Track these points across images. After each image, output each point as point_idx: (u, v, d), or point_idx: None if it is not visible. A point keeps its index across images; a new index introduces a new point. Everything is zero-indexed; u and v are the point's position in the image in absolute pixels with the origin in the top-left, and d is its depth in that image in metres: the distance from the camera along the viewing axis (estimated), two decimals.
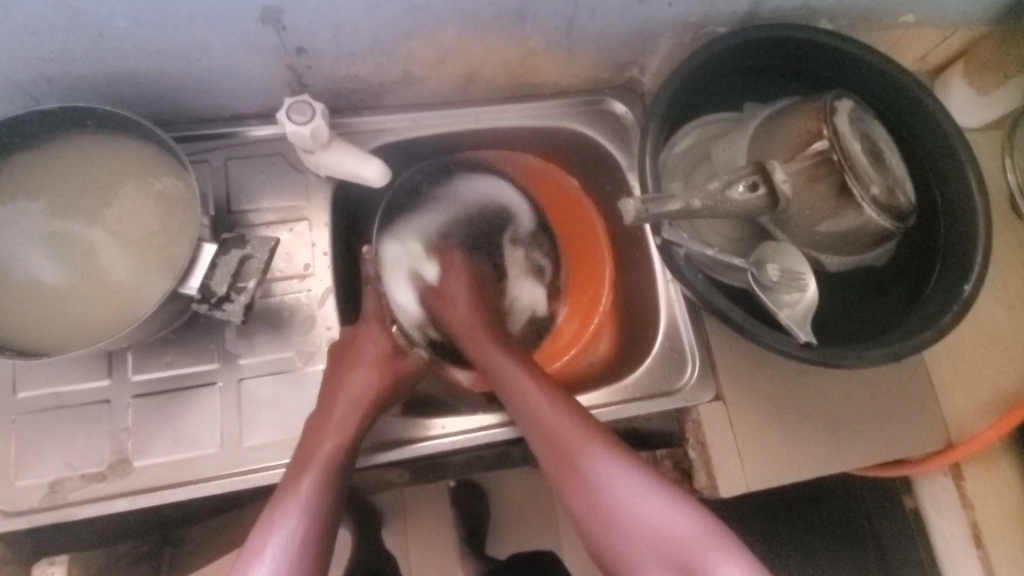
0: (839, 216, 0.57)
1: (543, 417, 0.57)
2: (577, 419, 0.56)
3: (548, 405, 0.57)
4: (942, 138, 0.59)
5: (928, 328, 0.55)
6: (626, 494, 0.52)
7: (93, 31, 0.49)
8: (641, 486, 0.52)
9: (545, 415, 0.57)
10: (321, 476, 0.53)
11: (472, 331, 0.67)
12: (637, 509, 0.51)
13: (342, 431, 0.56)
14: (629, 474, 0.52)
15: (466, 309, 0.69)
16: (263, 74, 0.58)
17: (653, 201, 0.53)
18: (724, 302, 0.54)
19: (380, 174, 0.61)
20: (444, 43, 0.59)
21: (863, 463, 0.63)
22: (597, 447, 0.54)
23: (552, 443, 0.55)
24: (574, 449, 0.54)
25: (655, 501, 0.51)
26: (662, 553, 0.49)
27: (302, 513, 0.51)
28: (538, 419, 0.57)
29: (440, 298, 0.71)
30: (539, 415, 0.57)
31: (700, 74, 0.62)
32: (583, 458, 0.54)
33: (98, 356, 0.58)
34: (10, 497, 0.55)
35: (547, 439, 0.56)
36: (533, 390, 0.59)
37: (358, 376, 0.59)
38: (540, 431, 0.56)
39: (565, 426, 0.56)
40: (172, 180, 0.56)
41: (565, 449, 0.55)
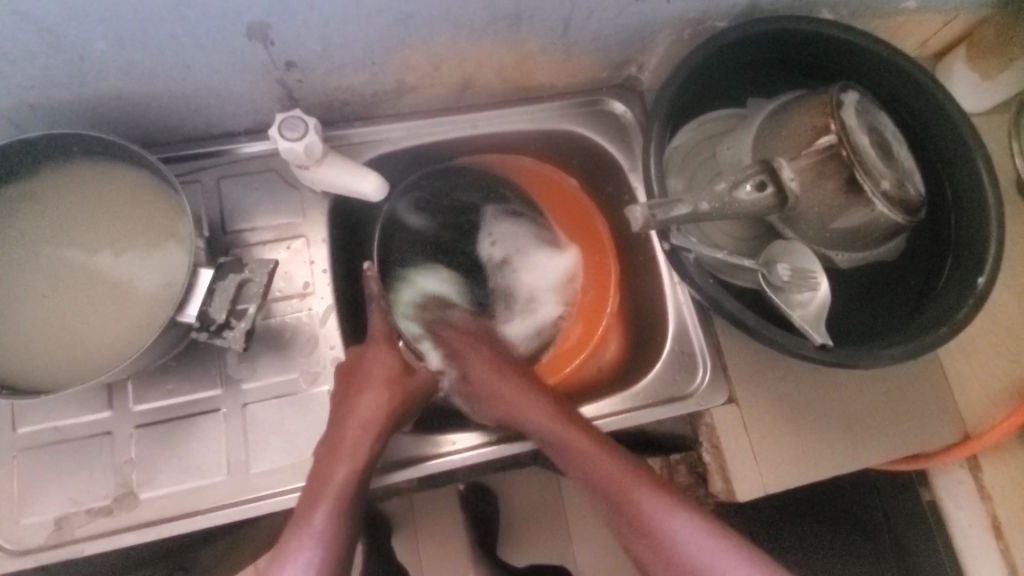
0: (849, 212, 0.56)
1: (604, 477, 0.55)
2: (635, 475, 0.54)
3: (609, 463, 0.55)
4: (950, 126, 0.58)
5: (944, 324, 0.54)
6: (693, 548, 0.50)
7: (74, 55, 0.47)
8: (705, 540, 0.50)
9: (608, 474, 0.55)
10: (333, 506, 0.52)
11: (500, 385, 0.63)
12: (708, 563, 0.49)
13: (354, 457, 0.54)
14: (693, 529, 0.51)
15: (474, 350, 0.68)
16: (252, 90, 0.57)
17: (660, 206, 0.52)
18: (736, 306, 0.52)
19: (377, 188, 0.60)
20: (438, 49, 0.57)
21: (880, 460, 0.63)
22: (658, 503, 0.53)
23: (616, 504, 0.54)
24: (636, 507, 0.53)
25: (718, 552, 0.50)
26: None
27: (320, 545, 0.50)
28: (597, 476, 0.55)
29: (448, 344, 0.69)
30: (599, 473, 0.55)
31: (701, 72, 0.60)
32: (648, 517, 0.52)
33: (97, 388, 0.56)
34: (14, 536, 0.54)
35: (613, 501, 0.54)
36: (589, 448, 0.57)
37: (368, 400, 0.57)
38: (605, 491, 0.55)
39: (624, 484, 0.54)
40: (167, 205, 0.55)
41: (624, 500, 0.53)
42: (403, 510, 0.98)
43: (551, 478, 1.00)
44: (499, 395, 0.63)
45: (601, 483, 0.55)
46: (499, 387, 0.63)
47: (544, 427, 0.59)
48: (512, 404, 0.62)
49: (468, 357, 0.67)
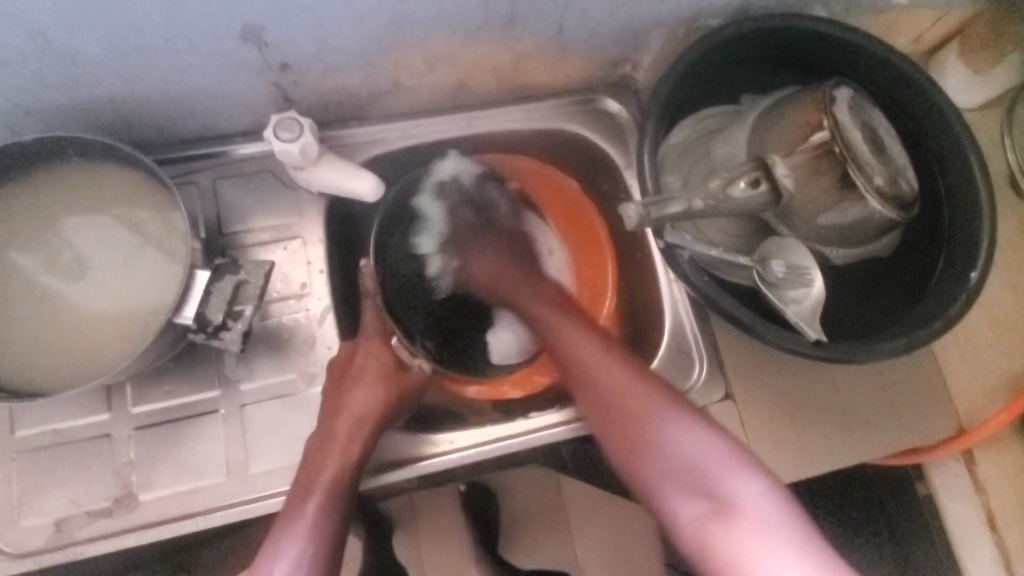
0: (843, 208, 0.56)
1: (578, 352, 0.57)
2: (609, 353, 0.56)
3: (581, 337, 0.58)
4: (943, 122, 0.58)
5: (936, 319, 0.54)
6: (654, 419, 0.51)
7: (68, 58, 0.47)
8: (669, 415, 0.51)
9: (580, 348, 0.57)
10: (326, 502, 0.52)
11: (505, 279, 0.67)
12: (665, 434, 0.50)
13: (346, 451, 0.55)
14: (657, 403, 0.51)
15: (489, 254, 0.69)
16: (247, 92, 0.57)
17: (654, 204, 0.53)
18: (731, 302, 0.53)
19: (373, 188, 0.60)
20: (432, 50, 0.57)
21: (876, 454, 0.63)
22: (628, 380, 0.53)
23: (583, 373, 0.55)
24: (603, 379, 0.54)
25: (678, 424, 0.50)
26: (680, 474, 0.48)
27: (310, 536, 0.50)
28: (570, 351, 0.57)
29: (468, 246, 0.70)
30: (573, 348, 0.57)
31: (696, 70, 0.60)
32: (614, 390, 0.53)
33: (96, 391, 0.56)
34: (15, 539, 0.54)
35: (581, 374, 0.55)
36: (568, 326, 0.59)
37: (360, 395, 0.57)
38: (575, 365, 0.56)
39: (595, 357, 0.56)
40: (161, 206, 0.55)
41: (597, 383, 0.54)
42: (403, 509, 0.98)
43: (550, 476, 1.01)
44: (500, 285, 0.67)
45: (574, 358, 0.57)
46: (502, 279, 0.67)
47: (539, 314, 0.62)
48: (515, 294, 0.65)
49: (479, 251, 0.69)
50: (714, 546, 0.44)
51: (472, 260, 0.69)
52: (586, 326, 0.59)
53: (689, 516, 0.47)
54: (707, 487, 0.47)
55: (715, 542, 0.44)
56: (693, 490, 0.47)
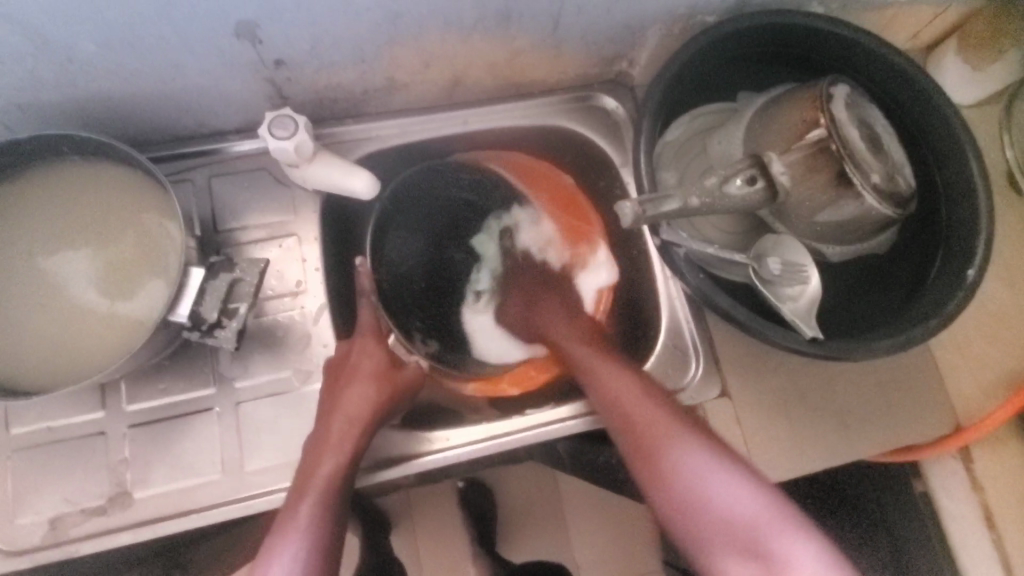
0: (839, 205, 0.56)
1: (621, 396, 0.57)
2: (653, 400, 0.56)
3: (624, 380, 0.58)
4: (939, 119, 0.58)
5: (933, 316, 0.54)
6: (701, 473, 0.51)
7: (62, 56, 0.47)
8: (714, 466, 0.51)
9: (616, 389, 0.58)
10: (320, 501, 0.52)
11: (542, 315, 0.68)
12: (714, 488, 0.50)
13: (340, 450, 0.54)
14: (703, 453, 0.52)
15: (525, 294, 0.71)
16: (242, 89, 0.57)
17: (649, 202, 0.52)
18: (727, 300, 0.52)
19: (369, 186, 0.60)
20: (428, 47, 0.57)
21: (872, 452, 0.63)
22: (673, 429, 0.54)
23: (628, 421, 0.56)
24: (648, 428, 0.54)
25: (725, 476, 0.51)
26: (727, 531, 0.49)
27: (304, 540, 0.50)
28: (613, 395, 0.57)
29: (508, 288, 0.72)
30: (616, 393, 0.57)
31: (692, 67, 0.60)
32: (660, 439, 0.53)
33: (90, 388, 0.56)
34: (10, 536, 0.54)
35: (624, 422, 0.56)
36: (609, 368, 0.59)
37: (354, 396, 0.57)
38: (618, 411, 0.56)
39: (640, 404, 0.56)
40: (156, 204, 0.55)
41: (637, 428, 0.55)
42: (401, 507, 0.98)
43: (549, 474, 1.01)
44: (535, 307, 0.69)
45: (617, 404, 0.57)
46: (538, 305, 0.69)
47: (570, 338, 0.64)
48: (546, 322, 0.67)
49: (512, 287, 0.72)
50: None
51: (511, 294, 0.72)
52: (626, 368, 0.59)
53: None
54: (759, 543, 0.47)
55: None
56: (745, 545, 0.48)
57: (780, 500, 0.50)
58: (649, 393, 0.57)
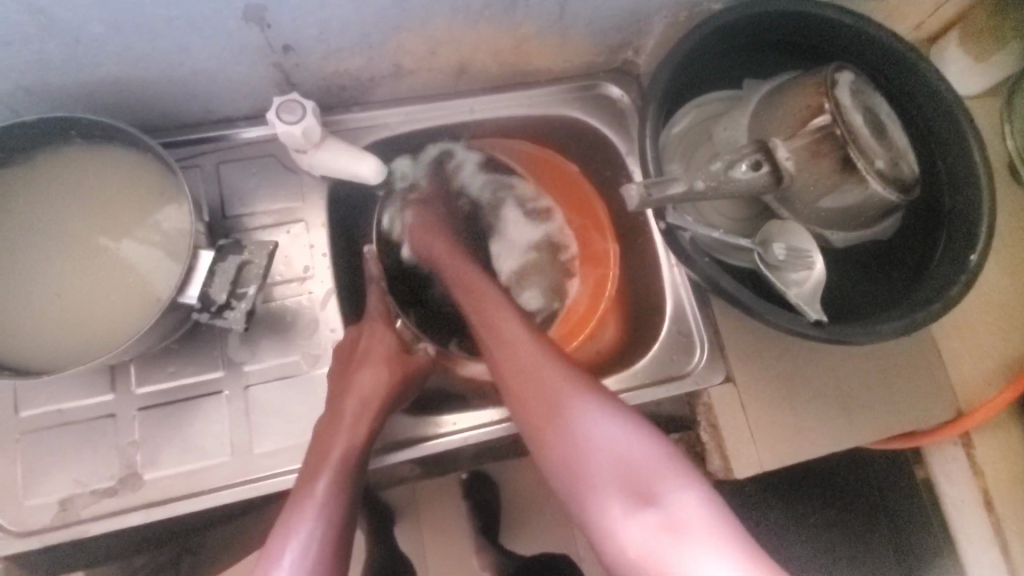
0: (843, 191, 0.57)
1: (513, 345, 0.57)
2: (552, 360, 0.55)
3: (516, 330, 0.58)
4: (942, 107, 0.58)
5: (938, 299, 0.55)
6: (584, 419, 0.51)
7: (70, 38, 0.47)
8: (606, 419, 0.51)
9: (500, 324, 0.59)
10: (334, 480, 0.52)
11: (444, 252, 0.67)
12: (604, 442, 0.50)
13: (354, 431, 0.55)
14: (595, 407, 0.52)
15: (437, 231, 0.69)
16: (251, 75, 0.57)
17: (655, 184, 0.52)
18: (733, 283, 0.53)
19: (376, 172, 0.60)
20: (435, 34, 0.58)
21: (874, 437, 0.64)
22: (569, 385, 0.53)
23: (527, 380, 0.55)
24: (533, 372, 0.55)
25: (617, 429, 0.50)
26: (618, 477, 0.48)
27: (320, 520, 0.50)
28: (510, 353, 0.57)
29: (424, 218, 0.70)
30: (510, 351, 0.57)
31: (698, 54, 0.60)
32: (558, 395, 0.53)
33: (100, 371, 0.57)
34: (20, 518, 0.54)
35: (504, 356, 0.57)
36: (503, 314, 0.60)
37: (365, 381, 0.57)
38: (511, 363, 0.56)
39: (537, 361, 0.55)
40: (164, 187, 0.55)
41: (519, 359, 0.56)
42: (405, 499, 0.99)
43: None
44: (437, 254, 0.68)
45: (511, 360, 0.56)
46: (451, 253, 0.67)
47: (488, 297, 0.62)
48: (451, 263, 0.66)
49: (427, 206, 0.72)
50: (660, 556, 0.44)
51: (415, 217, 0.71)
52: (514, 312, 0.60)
53: (632, 524, 0.46)
54: (649, 494, 0.47)
55: (661, 553, 0.44)
56: (635, 498, 0.47)
57: (666, 448, 0.50)
58: (544, 350, 0.56)
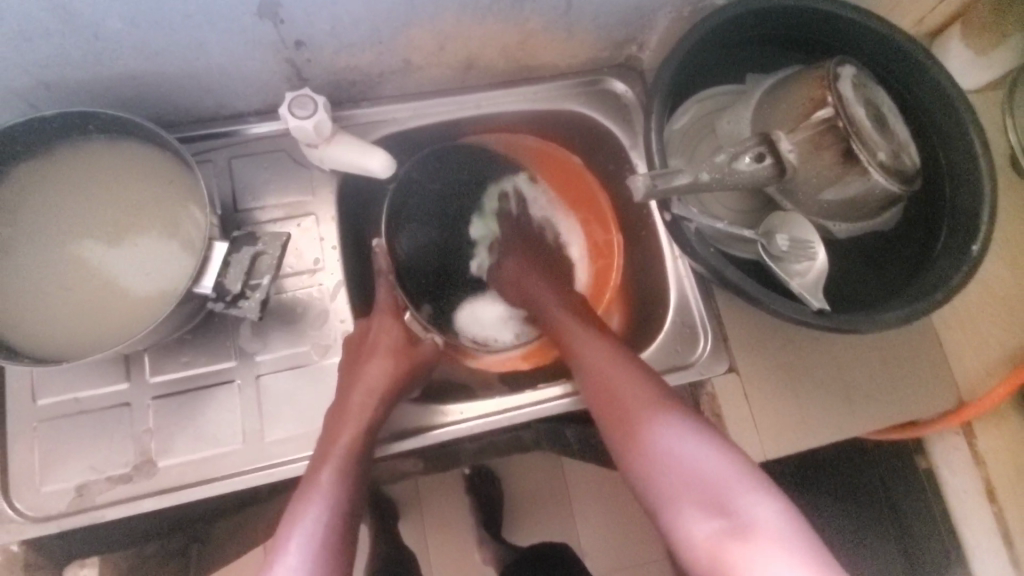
0: (845, 183, 0.58)
1: (594, 362, 0.57)
2: (627, 368, 0.55)
3: (595, 347, 0.58)
4: (943, 99, 0.59)
5: (939, 289, 0.55)
6: (655, 430, 0.49)
7: (90, 33, 0.48)
8: (679, 429, 0.49)
9: (580, 341, 0.59)
10: (338, 468, 0.53)
11: (530, 279, 0.69)
12: (677, 450, 0.48)
13: (359, 421, 0.56)
14: (668, 414, 0.50)
15: (523, 263, 0.72)
16: (263, 71, 0.58)
17: (661, 176, 0.53)
18: (737, 274, 0.53)
19: (386, 165, 0.61)
20: (444, 29, 0.59)
21: (876, 427, 0.65)
22: (644, 394, 0.52)
23: (607, 394, 0.54)
24: (613, 385, 0.54)
25: (690, 438, 0.48)
26: (689, 487, 0.46)
27: (326, 509, 0.50)
28: (590, 362, 0.57)
29: (508, 253, 0.73)
30: (590, 361, 0.57)
31: (702, 48, 0.61)
32: (633, 408, 0.52)
33: (114, 361, 0.58)
34: (37, 503, 0.55)
35: (589, 373, 0.57)
36: (585, 334, 0.60)
37: (371, 377, 0.58)
38: (593, 378, 0.56)
39: (616, 375, 0.55)
40: (179, 181, 0.56)
41: (599, 374, 0.56)
42: (410, 493, 1.00)
43: (555, 461, 1.02)
44: (512, 277, 0.71)
45: (591, 371, 0.56)
46: (519, 275, 0.70)
47: (555, 316, 0.64)
48: (533, 290, 0.68)
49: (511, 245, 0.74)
50: (729, 565, 0.41)
51: (503, 257, 0.73)
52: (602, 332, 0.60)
53: (704, 534, 0.44)
54: (722, 504, 0.44)
55: (730, 564, 0.41)
56: (708, 508, 0.45)
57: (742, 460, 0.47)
58: (623, 359, 0.56)
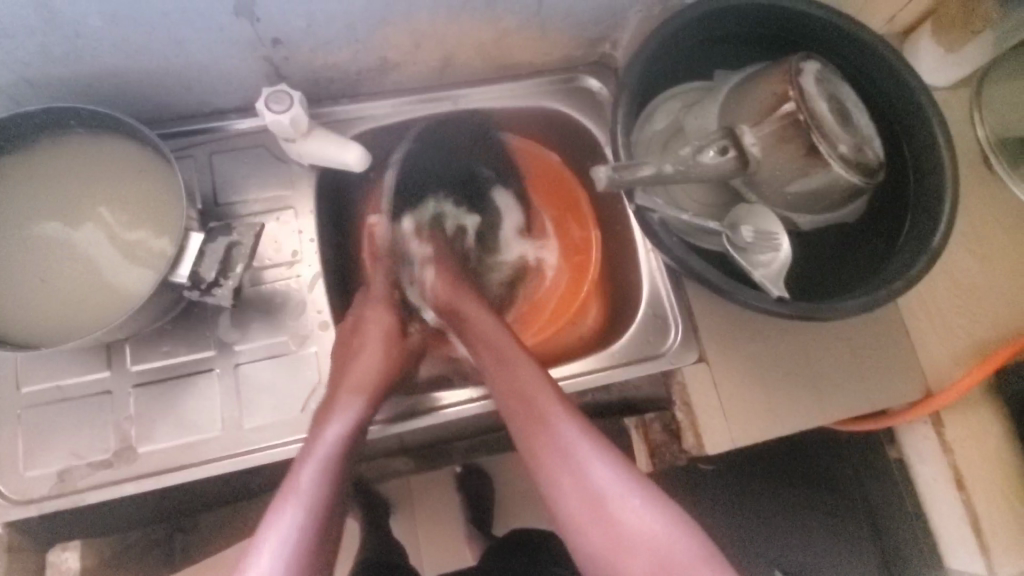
0: (808, 175, 0.59)
1: (526, 393, 0.58)
2: (576, 426, 0.55)
3: (528, 377, 0.58)
4: (907, 93, 0.60)
5: (900, 278, 0.57)
6: (621, 506, 0.52)
7: (70, 31, 0.50)
8: (642, 506, 0.52)
9: (511, 365, 0.60)
10: (322, 468, 0.53)
11: (464, 295, 0.68)
12: (635, 530, 0.51)
13: (343, 420, 0.57)
14: (629, 488, 0.53)
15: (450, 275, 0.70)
16: (243, 69, 0.60)
17: (624, 167, 0.55)
18: (701, 263, 0.55)
19: (359, 159, 0.62)
20: (418, 26, 0.60)
21: (844, 415, 0.66)
22: (593, 455, 0.54)
23: (545, 437, 0.56)
24: (548, 428, 0.56)
25: (650, 514, 0.52)
26: (650, 563, 0.51)
27: (308, 511, 0.51)
28: (532, 408, 0.57)
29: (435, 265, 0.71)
30: (534, 408, 0.57)
31: (671, 45, 0.63)
32: (585, 470, 0.54)
33: (97, 349, 0.59)
34: (19, 487, 0.57)
35: (515, 400, 0.58)
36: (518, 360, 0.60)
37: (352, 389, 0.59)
38: (523, 412, 0.57)
39: (551, 417, 0.56)
40: (159, 175, 0.58)
41: (529, 405, 0.57)
42: (400, 490, 1.01)
43: None
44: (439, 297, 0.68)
45: (536, 420, 0.56)
46: (452, 291, 0.68)
47: (484, 336, 0.63)
48: (464, 306, 0.66)
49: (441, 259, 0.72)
50: None
51: (428, 267, 0.71)
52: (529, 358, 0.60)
53: None
54: None
55: None
56: None
57: (697, 536, 0.52)
58: (575, 416, 0.56)
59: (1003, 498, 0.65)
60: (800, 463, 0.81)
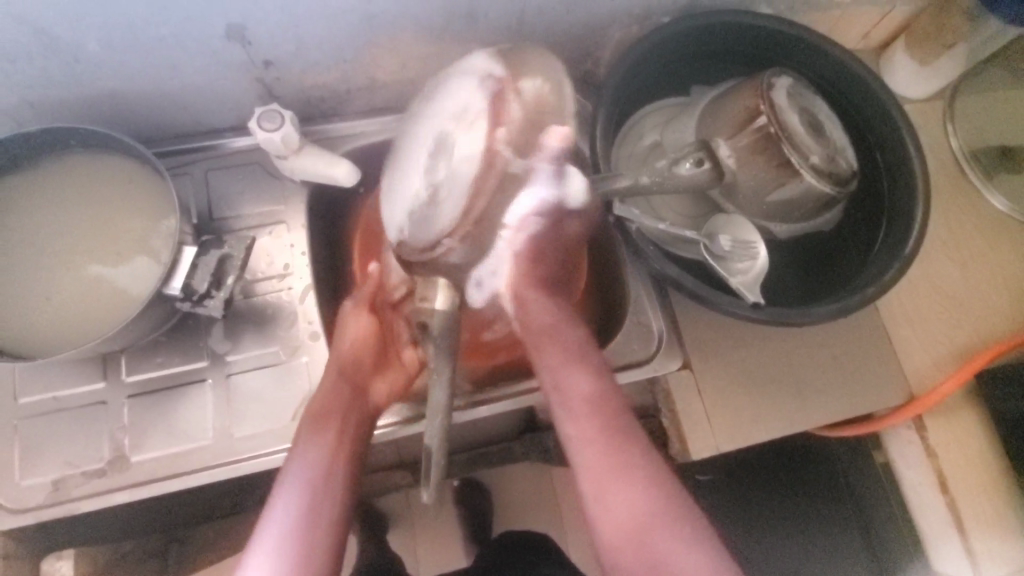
0: (783, 186, 0.61)
1: (586, 406, 0.53)
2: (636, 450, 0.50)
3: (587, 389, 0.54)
4: (878, 105, 0.62)
5: (873, 283, 0.58)
6: (661, 533, 0.47)
7: (70, 56, 0.53)
8: (686, 540, 0.46)
9: (569, 373, 0.55)
10: (313, 423, 0.53)
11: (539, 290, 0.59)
12: (677, 558, 0.45)
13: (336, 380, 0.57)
14: (676, 520, 0.47)
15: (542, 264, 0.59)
16: (236, 89, 0.63)
17: (601, 179, 0.56)
18: (676, 270, 0.56)
19: (349, 174, 0.65)
20: (403, 47, 0.63)
21: (826, 421, 0.67)
22: (644, 479, 0.49)
23: (600, 449, 0.50)
24: (606, 444, 0.51)
25: (692, 544, 0.46)
26: None
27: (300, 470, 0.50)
28: (600, 418, 0.52)
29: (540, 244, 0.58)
30: (602, 419, 0.52)
31: (649, 64, 0.65)
32: (634, 490, 0.48)
33: (93, 361, 0.61)
34: (14, 497, 0.58)
35: (574, 411, 0.53)
36: (579, 369, 0.55)
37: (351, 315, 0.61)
38: (582, 425, 0.52)
39: (609, 433, 0.51)
40: (154, 190, 0.60)
41: (585, 417, 0.52)
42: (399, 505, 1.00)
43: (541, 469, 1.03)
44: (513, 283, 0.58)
45: (601, 430, 0.51)
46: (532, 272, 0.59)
47: (541, 333, 0.58)
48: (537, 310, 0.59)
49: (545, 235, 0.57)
50: None
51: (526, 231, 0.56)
52: (597, 371, 0.55)
53: None
54: None
55: None
56: None
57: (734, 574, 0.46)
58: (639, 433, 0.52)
59: (985, 499, 0.66)
60: (792, 471, 0.82)
